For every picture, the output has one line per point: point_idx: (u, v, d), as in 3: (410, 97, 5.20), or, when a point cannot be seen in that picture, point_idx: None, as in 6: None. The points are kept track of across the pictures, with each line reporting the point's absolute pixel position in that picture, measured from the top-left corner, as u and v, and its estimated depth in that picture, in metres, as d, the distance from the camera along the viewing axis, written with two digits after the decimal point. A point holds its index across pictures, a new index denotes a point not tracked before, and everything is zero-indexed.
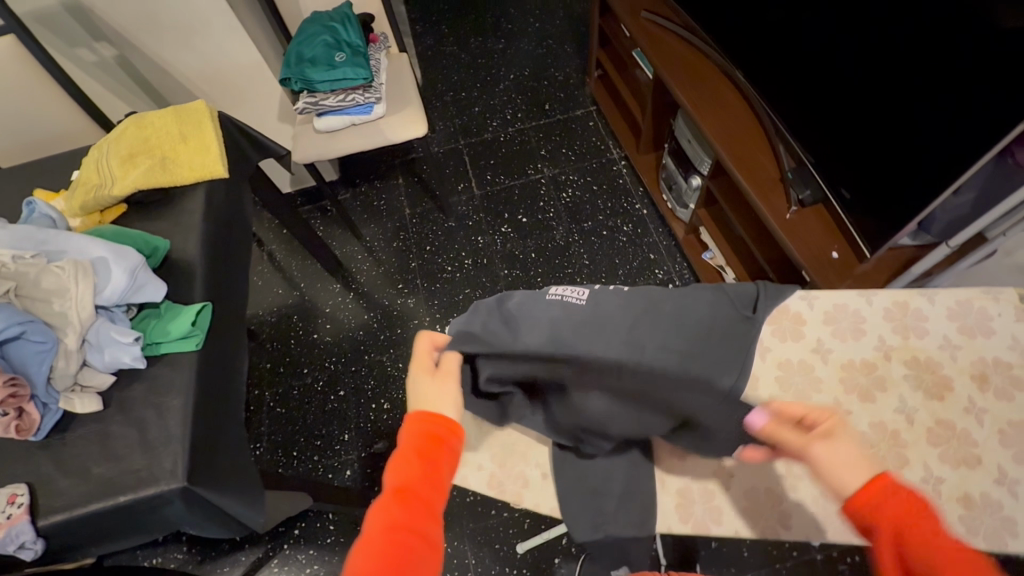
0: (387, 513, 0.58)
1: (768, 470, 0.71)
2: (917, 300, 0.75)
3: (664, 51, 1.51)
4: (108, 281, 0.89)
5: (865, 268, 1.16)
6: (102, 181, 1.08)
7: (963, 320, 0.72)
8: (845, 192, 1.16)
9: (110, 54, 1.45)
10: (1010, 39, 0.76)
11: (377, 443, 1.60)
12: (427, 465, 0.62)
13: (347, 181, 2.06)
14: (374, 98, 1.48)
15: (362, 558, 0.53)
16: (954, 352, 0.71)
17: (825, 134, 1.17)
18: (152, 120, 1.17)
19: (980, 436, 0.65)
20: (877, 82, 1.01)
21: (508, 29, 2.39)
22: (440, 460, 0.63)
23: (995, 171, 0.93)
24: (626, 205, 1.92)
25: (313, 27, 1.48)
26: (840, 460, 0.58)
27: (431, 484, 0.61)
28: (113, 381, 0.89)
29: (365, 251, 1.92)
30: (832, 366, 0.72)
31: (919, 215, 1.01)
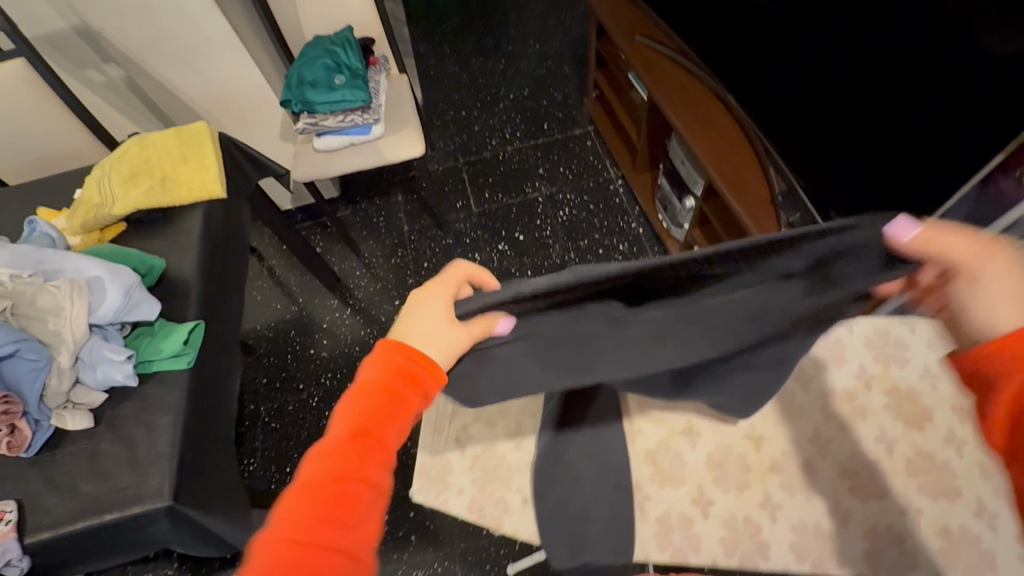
0: (335, 455, 0.49)
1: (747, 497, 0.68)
2: (898, 328, 0.75)
3: (657, 74, 1.54)
4: (103, 300, 0.90)
5: None
6: (103, 200, 1.11)
7: (943, 349, 0.73)
8: (833, 215, 1.17)
9: (116, 74, 1.52)
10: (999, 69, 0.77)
11: None
12: (387, 408, 0.53)
13: (347, 198, 2.08)
14: (372, 119, 1.51)
15: (298, 501, 0.45)
16: (935, 382, 0.71)
17: (812, 157, 1.19)
18: (153, 140, 1.18)
19: (960, 467, 0.65)
20: (863, 108, 1.03)
21: (508, 50, 2.43)
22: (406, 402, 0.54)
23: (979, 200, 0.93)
24: (623, 224, 1.93)
25: (315, 50, 1.52)
26: (1008, 289, 0.49)
27: (391, 431, 0.53)
28: (105, 399, 0.90)
29: (363, 267, 1.94)
30: (813, 394, 0.72)
31: None
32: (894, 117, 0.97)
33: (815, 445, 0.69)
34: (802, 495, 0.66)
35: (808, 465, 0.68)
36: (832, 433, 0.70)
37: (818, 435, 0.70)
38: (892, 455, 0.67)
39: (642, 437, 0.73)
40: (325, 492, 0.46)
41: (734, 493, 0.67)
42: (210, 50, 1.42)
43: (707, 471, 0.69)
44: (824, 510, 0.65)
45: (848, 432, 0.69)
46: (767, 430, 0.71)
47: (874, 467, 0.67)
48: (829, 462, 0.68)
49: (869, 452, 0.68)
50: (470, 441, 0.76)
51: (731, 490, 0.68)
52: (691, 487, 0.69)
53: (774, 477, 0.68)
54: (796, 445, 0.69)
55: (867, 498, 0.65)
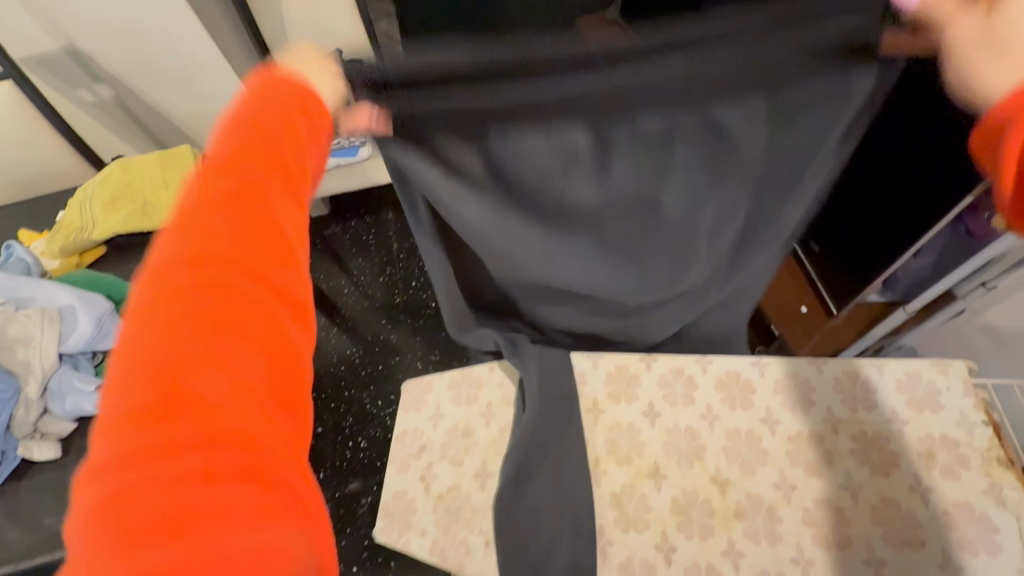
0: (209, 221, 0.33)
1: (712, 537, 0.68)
2: (867, 370, 0.75)
3: None
4: (73, 328, 0.90)
5: (834, 324, 1.17)
6: (84, 224, 1.12)
7: (912, 394, 0.72)
8: (813, 245, 1.17)
9: (107, 94, 1.50)
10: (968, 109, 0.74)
11: (350, 484, 1.58)
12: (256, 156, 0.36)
13: (337, 215, 2.08)
14: (358, 142, 1.46)
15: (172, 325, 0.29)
16: (902, 427, 0.70)
17: None
18: (136, 164, 1.16)
19: (924, 516, 0.64)
20: None
21: None
22: (280, 151, 0.37)
23: (952, 239, 0.92)
24: None
25: None
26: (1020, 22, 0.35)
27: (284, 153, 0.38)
28: (74, 429, 0.89)
29: (352, 285, 1.93)
30: (779, 438, 0.72)
31: (882, 274, 1.00)
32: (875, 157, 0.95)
33: (779, 490, 0.68)
34: (765, 543, 0.65)
35: (771, 511, 0.67)
36: (797, 479, 0.69)
37: (784, 480, 0.69)
38: (857, 502, 0.66)
39: (607, 478, 0.72)
40: (207, 289, 0.31)
41: (696, 539, 0.67)
42: None
43: (670, 516, 0.68)
44: (787, 558, 0.64)
45: (813, 477, 0.69)
46: (733, 475, 0.70)
47: (838, 515, 0.66)
48: (794, 509, 0.67)
49: (833, 499, 0.67)
50: (436, 480, 0.76)
51: (693, 535, 0.67)
52: (655, 532, 0.68)
53: (738, 522, 0.67)
54: (761, 490, 0.68)
55: (830, 547, 0.64)
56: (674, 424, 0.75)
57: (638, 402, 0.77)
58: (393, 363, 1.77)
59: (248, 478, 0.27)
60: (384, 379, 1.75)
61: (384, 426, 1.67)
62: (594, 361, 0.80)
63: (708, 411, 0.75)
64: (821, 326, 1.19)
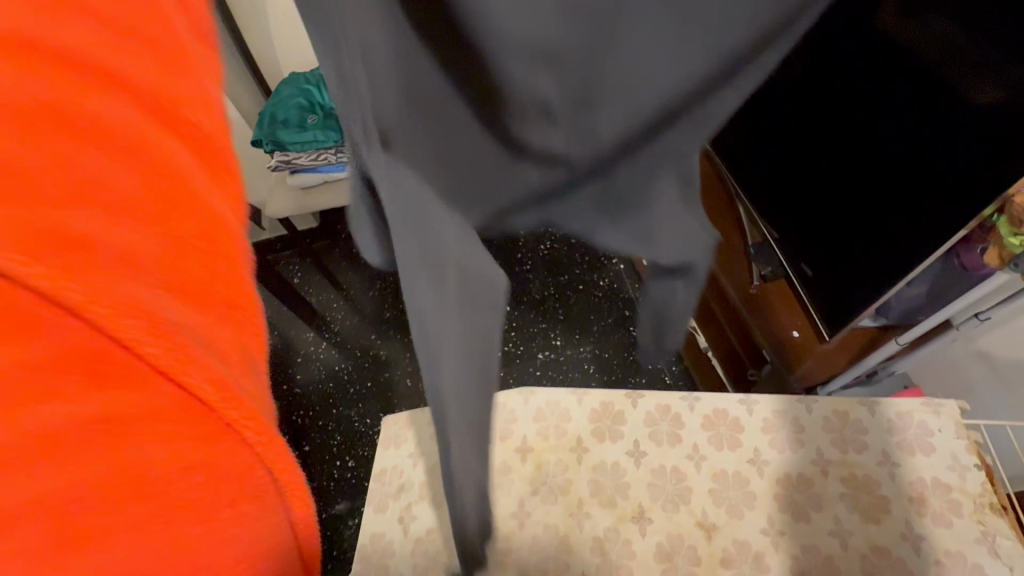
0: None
1: None
2: (857, 410, 0.73)
3: None
4: None
5: (827, 347, 1.15)
6: None
7: (902, 434, 0.71)
8: (806, 269, 1.14)
9: None
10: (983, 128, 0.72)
11: (337, 504, 1.55)
12: None
13: (326, 228, 2.06)
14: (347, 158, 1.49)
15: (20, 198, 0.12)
16: (893, 470, 0.69)
17: (791, 209, 1.14)
18: None
19: (916, 566, 0.63)
20: (832, 167, 1.00)
21: None
22: None
23: (946, 268, 0.92)
24: (603, 260, 1.91)
25: (289, 89, 1.51)
26: None
27: None
28: None
29: (342, 299, 1.91)
30: (767, 481, 0.70)
31: (875, 302, 0.99)
32: (870, 184, 0.93)
33: (768, 536, 0.67)
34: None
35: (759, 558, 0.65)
36: (786, 525, 0.67)
37: (773, 526, 0.67)
38: (846, 549, 0.65)
39: (592, 522, 0.70)
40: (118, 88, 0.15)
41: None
42: None
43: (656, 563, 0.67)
44: None
45: (802, 523, 0.67)
46: (720, 519, 0.68)
47: (827, 564, 0.64)
48: (782, 557, 0.65)
49: (823, 547, 0.65)
50: (414, 522, 0.74)
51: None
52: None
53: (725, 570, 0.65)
54: (750, 536, 0.67)
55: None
56: (660, 465, 0.73)
57: (624, 440, 0.76)
58: (382, 379, 1.75)
59: (200, 440, 0.14)
60: (372, 396, 1.72)
61: (371, 444, 1.64)
62: (579, 398, 0.80)
63: (695, 451, 0.73)
64: (814, 350, 1.16)
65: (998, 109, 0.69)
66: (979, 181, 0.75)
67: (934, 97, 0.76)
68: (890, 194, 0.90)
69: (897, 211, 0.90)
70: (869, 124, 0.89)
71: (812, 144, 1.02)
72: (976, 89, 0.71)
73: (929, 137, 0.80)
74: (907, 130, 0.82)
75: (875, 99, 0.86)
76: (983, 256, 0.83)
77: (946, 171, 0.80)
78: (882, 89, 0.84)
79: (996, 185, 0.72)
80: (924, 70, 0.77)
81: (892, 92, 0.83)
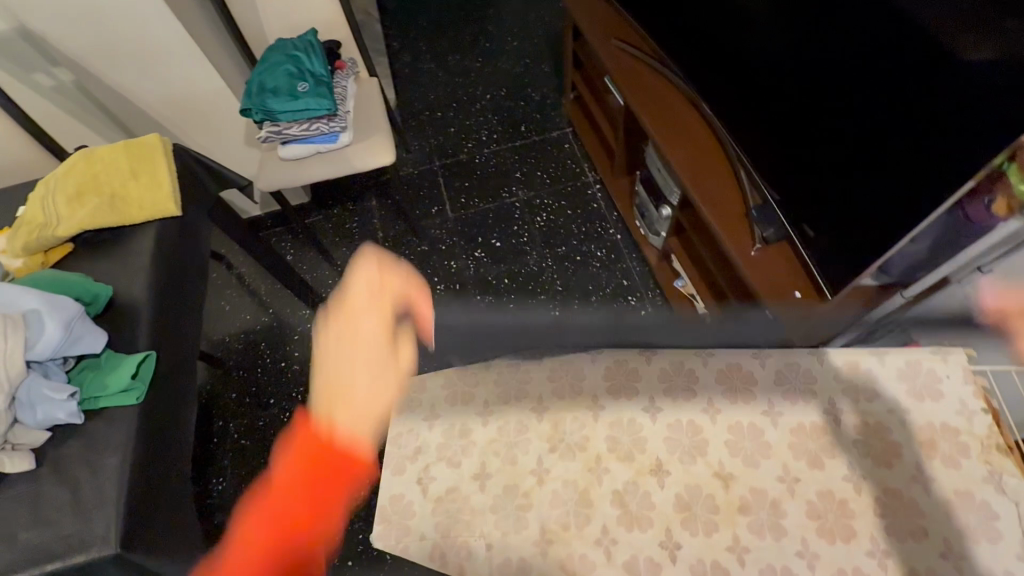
0: None
1: (716, 539, 0.68)
2: (868, 360, 0.76)
3: (641, 85, 1.50)
4: (40, 334, 0.84)
5: (829, 307, 1.15)
6: (47, 219, 1.06)
7: (912, 383, 0.73)
8: (807, 229, 1.14)
9: (68, 78, 1.42)
10: (976, 72, 0.72)
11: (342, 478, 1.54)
12: None
13: (318, 203, 2.02)
14: (339, 127, 1.46)
15: None
16: (904, 416, 0.71)
17: (790, 172, 1.15)
18: (101, 156, 1.14)
19: (927, 505, 0.66)
20: (831, 127, 1.01)
21: (486, 48, 2.37)
22: None
23: (949, 223, 0.91)
24: (601, 229, 1.89)
25: (276, 56, 1.46)
26: None
27: None
28: (48, 438, 0.86)
29: (337, 275, 1.88)
30: (782, 431, 0.73)
31: (880, 258, 0.98)
32: (865, 144, 0.95)
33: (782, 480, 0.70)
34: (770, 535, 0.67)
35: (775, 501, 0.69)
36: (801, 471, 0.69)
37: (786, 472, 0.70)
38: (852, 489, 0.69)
39: (611, 474, 0.73)
40: None
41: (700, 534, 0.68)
42: (164, 56, 1.37)
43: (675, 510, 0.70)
44: (790, 553, 0.66)
45: (817, 470, 0.70)
46: (736, 469, 0.71)
47: (844, 505, 0.67)
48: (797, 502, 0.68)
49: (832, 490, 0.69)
50: (433, 482, 0.76)
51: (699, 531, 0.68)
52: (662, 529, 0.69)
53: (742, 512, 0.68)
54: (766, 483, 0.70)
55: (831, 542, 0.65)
56: (675, 419, 0.76)
57: (639, 399, 0.79)
58: None
59: None
60: None
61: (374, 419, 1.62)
62: (593, 356, 0.83)
63: (710, 407, 0.76)
64: (816, 311, 1.16)
65: (984, 69, 0.71)
66: (966, 143, 0.77)
67: (928, 56, 0.78)
68: (880, 161, 0.93)
69: (889, 173, 0.92)
70: (866, 82, 0.90)
71: (811, 108, 1.04)
72: (963, 47, 0.73)
73: (922, 91, 0.81)
74: (903, 90, 0.84)
75: (872, 57, 0.88)
76: (989, 209, 0.83)
77: (938, 136, 0.81)
78: (879, 51, 0.86)
79: (990, 137, 0.73)
80: (920, 24, 0.78)
81: (888, 48, 0.84)
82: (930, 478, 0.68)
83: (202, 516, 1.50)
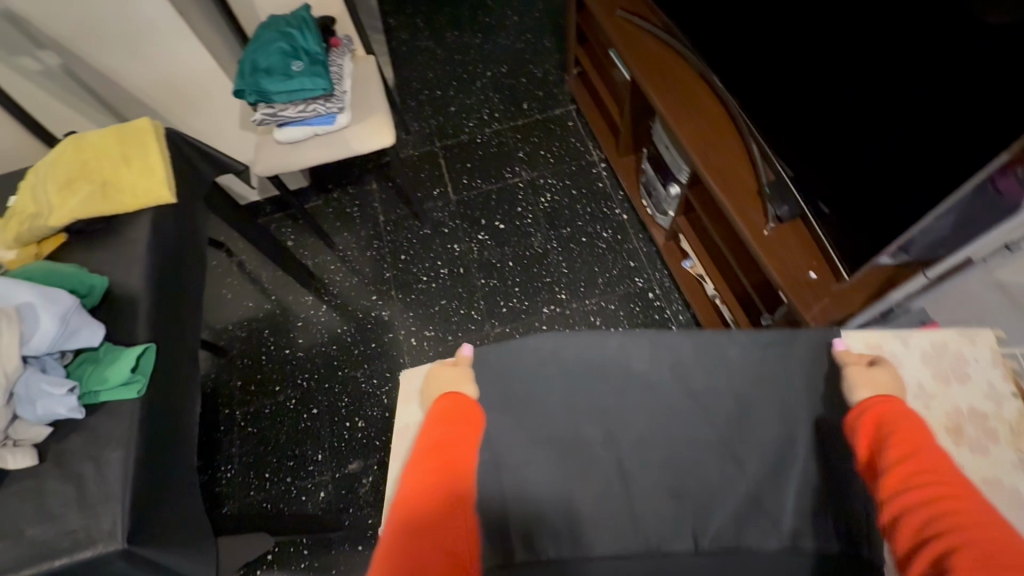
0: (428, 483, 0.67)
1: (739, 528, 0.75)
2: (891, 343, 0.81)
3: (647, 58, 1.44)
4: (36, 328, 0.82)
5: (843, 287, 1.12)
6: (39, 210, 1.04)
7: (941, 366, 0.78)
8: (823, 207, 1.10)
9: (55, 62, 1.37)
10: (1003, 36, 0.67)
11: (350, 464, 1.54)
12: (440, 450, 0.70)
13: (318, 186, 1.98)
14: (337, 108, 1.42)
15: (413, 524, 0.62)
16: (928, 402, 0.76)
17: (804, 146, 1.10)
18: (93, 142, 1.11)
19: None
20: (849, 99, 0.96)
21: (486, 23, 2.29)
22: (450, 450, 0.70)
23: (975, 199, 0.86)
24: (606, 210, 1.85)
25: (268, 34, 1.40)
26: None
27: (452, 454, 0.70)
28: (50, 433, 0.85)
29: (339, 261, 1.85)
30: None
31: (900, 239, 0.94)
32: (884, 116, 0.90)
33: (772, 480, 0.75)
34: (765, 535, 0.72)
35: (765, 498, 0.74)
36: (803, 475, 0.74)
37: (779, 465, 0.75)
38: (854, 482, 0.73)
39: (616, 480, 0.77)
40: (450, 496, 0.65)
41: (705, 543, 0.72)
42: (152, 36, 1.32)
43: (675, 511, 0.75)
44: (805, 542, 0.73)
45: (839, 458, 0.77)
46: None
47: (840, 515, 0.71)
48: (787, 495, 0.74)
49: (824, 485, 0.74)
50: None
51: (699, 534, 0.73)
52: (667, 530, 0.74)
53: (735, 513, 0.74)
54: (758, 481, 0.75)
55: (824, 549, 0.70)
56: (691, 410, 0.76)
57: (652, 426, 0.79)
58: (386, 340, 1.71)
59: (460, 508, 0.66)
60: (378, 357, 1.68)
61: (381, 405, 1.61)
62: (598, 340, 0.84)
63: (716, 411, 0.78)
64: (830, 291, 1.12)
65: (1010, 35, 0.67)
66: (993, 114, 0.72)
67: (951, 20, 0.73)
68: (901, 134, 0.88)
69: (908, 148, 0.88)
70: (883, 49, 0.85)
71: (827, 75, 0.99)
72: (988, 10, 0.68)
73: (946, 59, 0.76)
74: (924, 57, 0.79)
75: (890, 23, 0.83)
76: (1023, 182, 0.78)
77: (962, 107, 0.77)
78: (897, 15, 0.81)
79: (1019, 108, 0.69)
80: None
81: (910, 12, 0.79)
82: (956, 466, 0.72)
83: (211, 505, 1.51)
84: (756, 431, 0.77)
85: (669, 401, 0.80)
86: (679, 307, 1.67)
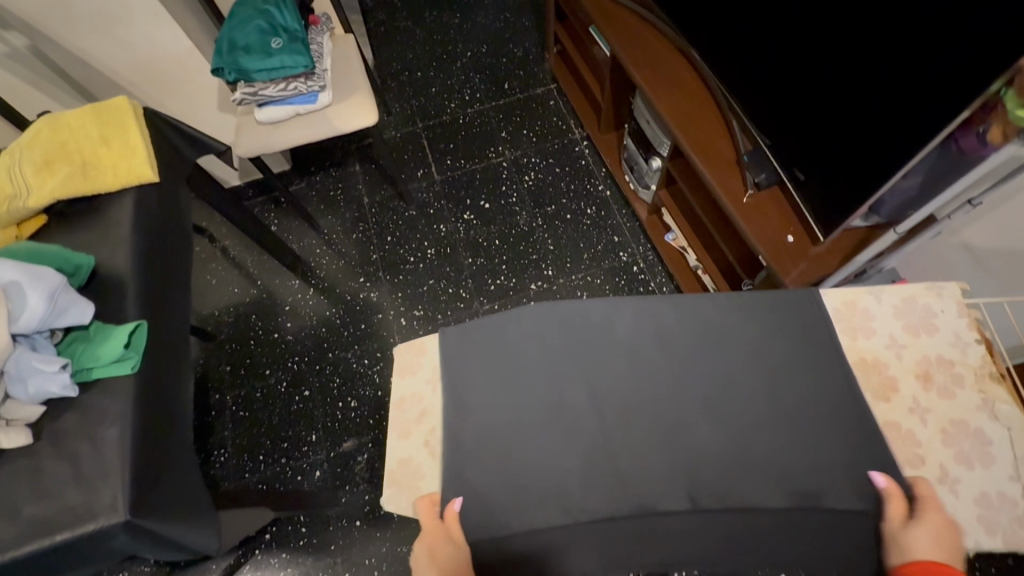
0: None
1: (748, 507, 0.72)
2: (865, 299, 0.86)
3: (625, 33, 1.45)
4: (24, 306, 0.82)
5: (820, 251, 1.15)
6: (17, 192, 1.02)
7: (909, 318, 0.83)
8: (799, 174, 1.13)
9: (22, 42, 1.33)
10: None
11: (344, 442, 1.55)
12: None
13: (300, 169, 1.96)
14: (318, 87, 1.41)
15: None
16: (900, 352, 0.82)
17: (779, 116, 1.13)
18: (69, 122, 1.09)
19: (923, 435, 0.77)
20: (820, 68, 0.99)
21: (464, 2, 2.26)
22: None
23: (940, 158, 0.92)
24: (590, 186, 1.87)
25: (244, 10, 1.37)
26: None
27: None
28: (43, 412, 0.85)
29: (324, 244, 1.84)
30: None
31: (870, 199, 0.99)
32: (855, 82, 0.93)
33: None
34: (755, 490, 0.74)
35: None
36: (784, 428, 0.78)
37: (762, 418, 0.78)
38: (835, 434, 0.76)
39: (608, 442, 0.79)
40: None
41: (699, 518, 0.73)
42: (124, 14, 1.28)
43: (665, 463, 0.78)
44: None
45: None
46: None
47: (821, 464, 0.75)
48: None
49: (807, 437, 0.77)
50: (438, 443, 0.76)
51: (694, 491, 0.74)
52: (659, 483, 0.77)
53: None
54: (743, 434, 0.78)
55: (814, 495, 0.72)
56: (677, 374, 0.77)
57: (639, 388, 0.81)
58: (376, 321, 1.71)
59: None
60: (368, 338, 1.69)
61: (373, 384, 1.62)
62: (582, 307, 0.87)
63: (701, 376, 0.82)
64: (807, 255, 1.16)
65: None
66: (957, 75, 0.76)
67: None
68: (871, 101, 0.92)
69: (877, 113, 0.91)
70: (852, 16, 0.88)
71: (800, 42, 1.02)
72: None
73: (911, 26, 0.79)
74: (892, 24, 0.82)
75: None
76: (981, 139, 0.83)
77: (931, 71, 0.79)
78: None
79: (983, 70, 0.72)
80: None
81: None
82: (927, 409, 0.78)
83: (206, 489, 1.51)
84: (739, 389, 0.80)
85: (652, 360, 0.83)
86: (663, 280, 1.71)
